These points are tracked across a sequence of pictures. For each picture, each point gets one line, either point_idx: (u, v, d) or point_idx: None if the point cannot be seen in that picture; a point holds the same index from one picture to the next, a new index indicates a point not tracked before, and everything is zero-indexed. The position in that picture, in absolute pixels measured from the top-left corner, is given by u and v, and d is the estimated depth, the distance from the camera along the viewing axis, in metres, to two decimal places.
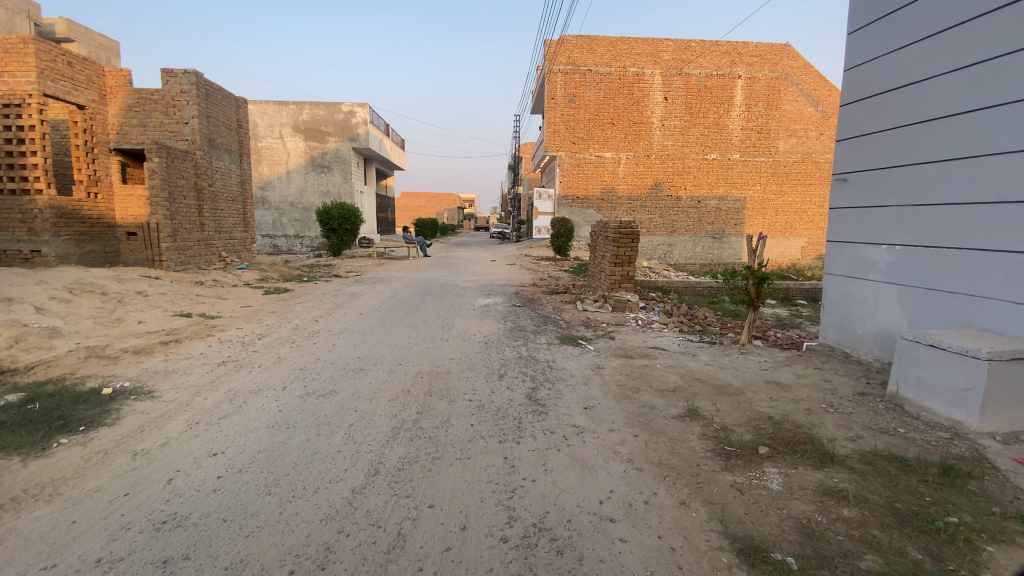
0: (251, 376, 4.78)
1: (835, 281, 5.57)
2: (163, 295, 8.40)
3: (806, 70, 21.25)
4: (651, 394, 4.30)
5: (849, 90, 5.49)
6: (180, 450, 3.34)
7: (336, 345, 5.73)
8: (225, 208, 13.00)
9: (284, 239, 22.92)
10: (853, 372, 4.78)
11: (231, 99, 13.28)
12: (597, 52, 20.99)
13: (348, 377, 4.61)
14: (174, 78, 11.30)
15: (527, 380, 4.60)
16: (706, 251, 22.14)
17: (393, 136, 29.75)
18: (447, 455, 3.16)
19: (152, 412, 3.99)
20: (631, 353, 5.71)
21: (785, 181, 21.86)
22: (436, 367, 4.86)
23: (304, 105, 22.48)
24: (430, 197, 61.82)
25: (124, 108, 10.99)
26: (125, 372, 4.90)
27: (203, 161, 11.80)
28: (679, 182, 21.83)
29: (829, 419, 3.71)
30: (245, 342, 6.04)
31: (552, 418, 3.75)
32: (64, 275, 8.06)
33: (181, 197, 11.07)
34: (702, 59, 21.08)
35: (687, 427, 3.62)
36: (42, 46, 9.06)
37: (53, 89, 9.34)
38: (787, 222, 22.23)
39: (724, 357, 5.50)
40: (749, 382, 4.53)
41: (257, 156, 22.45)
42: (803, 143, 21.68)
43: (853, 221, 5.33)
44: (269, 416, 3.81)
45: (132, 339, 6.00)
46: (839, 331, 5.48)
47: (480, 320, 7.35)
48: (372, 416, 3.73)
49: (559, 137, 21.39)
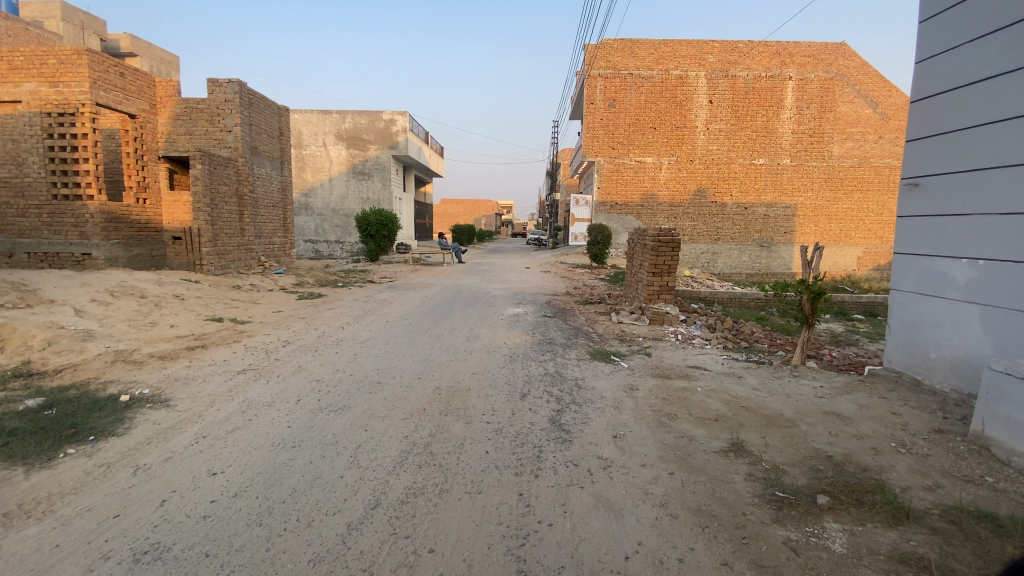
0: (268, 386, 4.64)
1: (903, 298, 4.96)
2: (199, 299, 8.52)
3: (863, 69, 19.98)
4: (690, 423, 3.86)
5: (920, 84, 4.87)
6: (181, 467, 3.18)
7: (358, 356, 5.55)
8: (266, 214, 13.26)
9: (325, 244, 23.40)
10: (926, 404, 4.17)
11: (273, 108, 13.60)
12: (638, 55, 20.45)
13: (364, 391, 4.38)
14: (220, 87, 11.59)
15: (552, 401, 4.25)
16: (753, 260, 21.10)
17: (432, 144, 30.02)
18: (457, 488, 2.85)
19: (164, 422, 3.88)
20: (668, 373, 5.26)
21: (840, 187, 20.58)
22: (456, 383, 4.57)
23: (347, 113, 22.98)
24: (470, 203, 62.45)
25: (172, 117, 11.39)
26: (146, 377, 4.86)
27: (244, 167, 12.02)
28: (725, 188, 20.92)
29: (900, 462, 3.18)
30: (269, 349, 5.96)
31: (576, 448, 3.39)
32: (107, 278, 8.31)
33: (222, 202, 11.31)
34: (750, 61, 20.22)
35: (731, 465, 3.19)
36: (94, 58, 9.48)
37: (105, 99, 9.74)
38: (842, 230, 20.89)
39: (774, 381, 4.98)
40: (804, 412, 4.02)
41: (301, 164, 23.07)
42: (860, 146, 20.37)
43: (927, 231, 4.70)
44: (277, 431, 3.62)
45: (161, 344, 6.02)
46: (908, 356, 4.86)
47: (508, 331, 7.04)
48: (382, 436, 3.48)
49: (598, 142, 20.93)
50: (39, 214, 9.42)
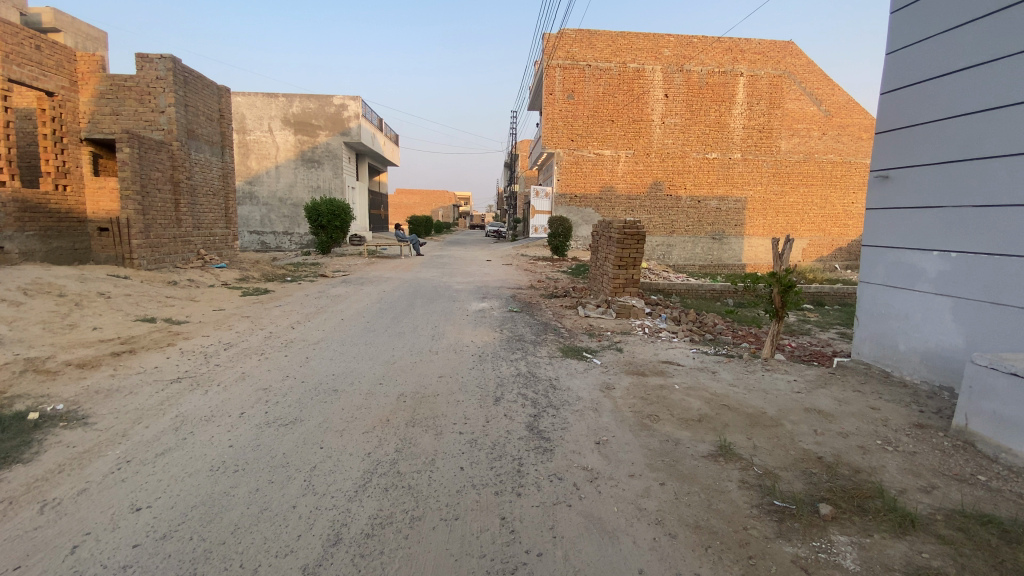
0: (206, 398, 4.09)
1: (872, 290, 4.97)
2: (129, 297, 7.68)
3: (809, 68, 20.68)
4: (673, 424, 3.66)
5: (891, 77, 4.86)
6: (99, 502, 2.65)
7: (311, 359, 5.06)
8: (205, 203, 12.24)
9: (272, 235, 22.15)
10: (899, 397, 4.17)
11: (212, 88, 12.55)
12: (596, 46, 20.37)
13: (317, 401, 3.93)
14: (150, 64, 10.52)
15: (527, 404, 3.95)
16: (706, 252, 21.58)
17: (387, 132, 28.98)
18: (430, 514, 2.51)
19: (80, 445, 3.29)
20: (643, 369, 5.08)
21: (787, 181, 21.30)
22: (423, 389, 4.19)
23: (294, 97, 21.74)
24: (425, 194, 61.42)
25: (96, 95, 10.22)
26: (61, 391, 4.17)
27: (180, 152, 11.01)
28: (679, 181, 21.24)
29: (890, 461, 3.11)
30: (209, 353, 5.35)
31: (559, 458, 3.11)
32: (19, 274, 7.34)
33: (155, 190, 10.30)
34: (704, 56, 20.56)
35: (722, 471, 2.99)
36: (7, 28, 8.34)
37: (19, 74, 8.61)
38: (789, 223, 21.68)
39: (748, 376, 4.88)
40: (785, 409, 3.91)
41: (244, 150, 21.65)
42: (805, 142, 21.09)
43: (896, 224, 4.72)
44: (218, 453, 3.14)
45: (81, 349, 5.28)
46: (878, 348, 4.87)
47: (474, 327, 6.69)
48: (342, 454, 3.08)
49: (557, 133, 20.74)
50: None
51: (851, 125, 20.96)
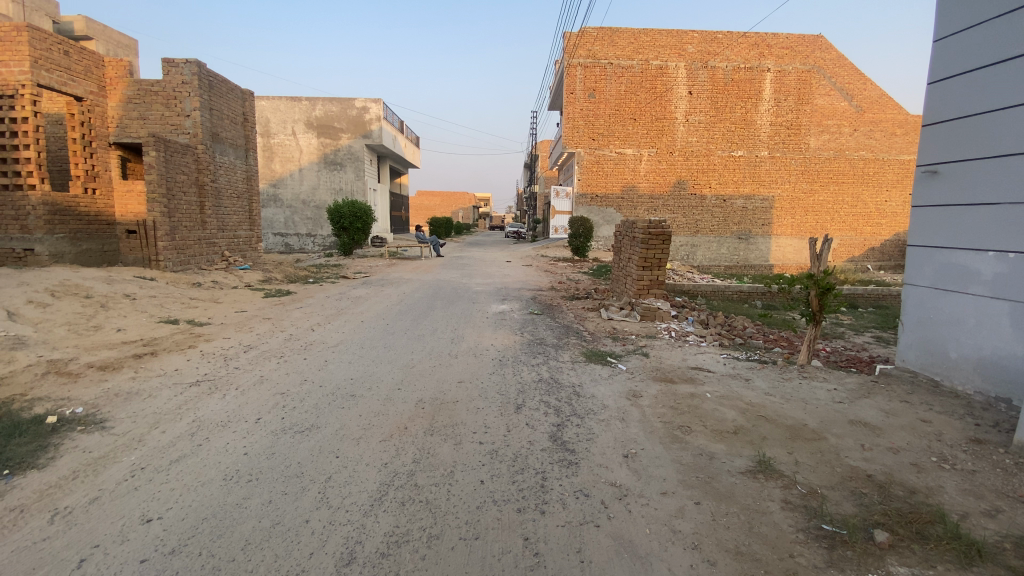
0: (224, 402, 4.02)
1: (918, 293, 4.65)
2: (153, 299, 7.76)
3: (840, 61, 19.99)
4: (706, 437, 3.44)
5: (938, 67, 4.54)
6: (110, 512, 2.57)
7: (329, 363, 4.97)
8: (230, 205, 12.39)
9: (295, 237, 22.44)
10: (951, 408, 3.86)
11: (236, 92, 12.71)
12: (618, 44, 20.07)
13: (334, 407, 3.82)
14: (176, 68, 10.69)
15: (550, 413, 3.77)
16: (731, 252, 21.06)
17: (407, 134, 29.12)
18: (449, 533, 2.36)
19: (96, 450, 3.24)
20: (671, 376, 4.85)
21: (817, 179, 20.62)
22: (442, 395, 4.05)
23: (317, 100, 21.95)
24: (446, 196, 61.69)
25: (124, 100, 10.45)
26: (82, 393, 4.17)
27: (205, 155, 11.15)
28: (704, 180, 20.76)
29: (947, 481, 2.84)
30: (229, 355, 5.31)
31: (585, 473, 2.93)
32: (48, 276, 7.48)
33: (180, 193, 10.44)
34: (729, 52, 20.07)
35: (763, 490, 2.78)
36: (36, 34, 8.55)
37: (48, 80, 8.80)
38: (818, 222, 20.98)
39: (785, 384, 4.61)
40: (828, 421, 3.65)
41: (269, 153, 21.96)
42: (836, 139, 20.38)
43: (946, 222, 4.39)
44: (232, 461, 3.04)
45: (104, 350, 5.31)
46: (924, 355, 4.55)
47: (494, 330, 6.54)
48: (358, 464, 2.95)
49: (578, 132, 20.49)
50: None
51: (885, 121, 20.18)
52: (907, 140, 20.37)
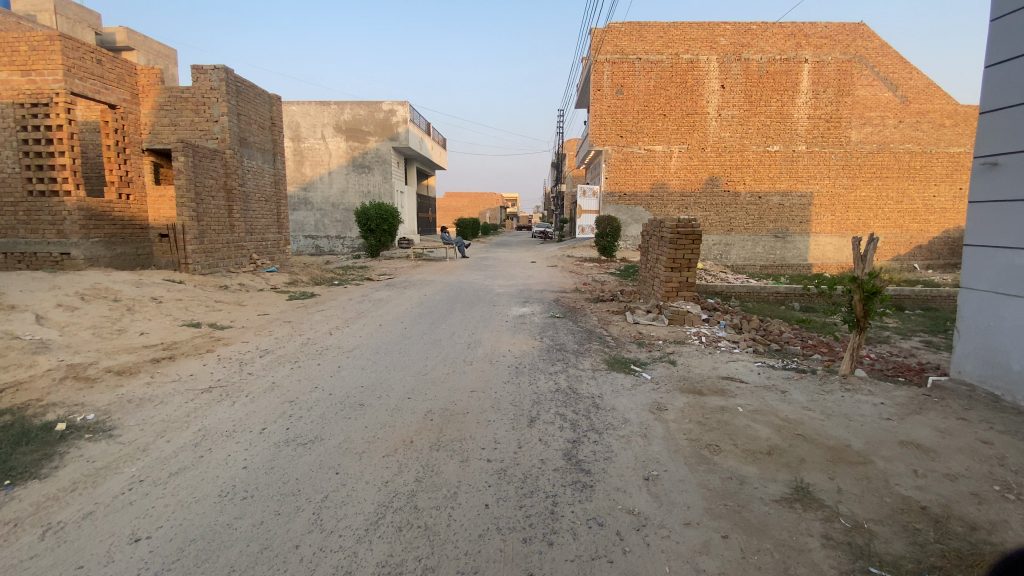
0: (232, 410, 3.94)
1: (976, 298, 4.14)
2: (179, 302, 7.87)
3: (884, 50, 18.96)
4: (736, 458, 3.15)
5: (996, 47, 4.00)
6: (101, 529, 2.48)
7: (341, 369, 4.85)
8: (258, 209, 12.59)
9: (325, 239, 22.78)
10: (1017, 426, 3.42)
11: (264, 97, 12.90)
12: (646, 39, 19.57)
13: (341, 417, 3.68)
14: (205, 75, 10.88)
15: (565, 428, 3.53)
16: (767, 251, 20.25)
17: (435, 136, 29.26)
18: (446, 566, 2.15)
19: (99, 460, 3.19)
20: (699, 387, 4.53)
21: (859, 174, 19.61)
22: (453, 406, 3.86)
23: (345, 104, 22.21)
24: (474, 196, 61.93)
25: (156, 107, 10.75)
26: (96, 399, 4.16)
27: (233, 160, 11.31)
28: (737, 176, 20.02)
29: (1016, 515, 2.47)
30: (244, 360, 5.27)
31: (599, 498, 2.69)
32: (80, 279, 7.67)
33: (209, 197, 10.63)
34: (764, 43, 19.29)
35: (800, 522, 2.48)
36: (69, 44, 8.81)
37: (81, 88, 9.06)
38: (860, 219, 19.95)
39: (825, 397, 4.24)
40: (874, 441, 3.29)
41: (299, 157, 22.36)
42: (879, 131, 19.33)
43: (1009, 220, 3.86)
44: (230, 475, 2.93)
45: (124, 355, 5.34)
46: (983, 365, 4.08)
47: (513, 335, 6.34)
48: (357, 481, 2.79)
49: (605, 130, 20.08)
50: (14, 212, 8.84)
51: (932, 111, 19.05)
52: (957, 131, 19.15)
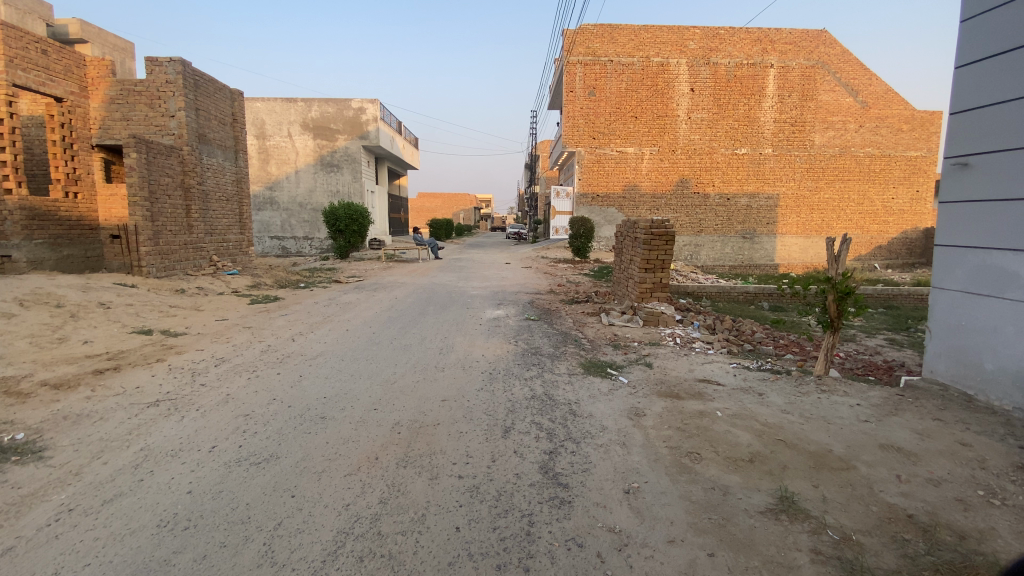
0: (181, 425, 3.62)
1: (948, 298, 4.15)
2: (130, 307, 7.38)
3: (845, 57, 19.55)
4: (719, 466, 3.03)
5: (968, 47, 4.00)
6: (17, 570, 2.18)
7: (304, 379, 4.56)
8: (218, 208, 12.03)
9: (292, 240, 22.09)
10: (992, 427, 3.41)
11: (224, 91, 12.35)
12: (618, 41, 19.68)
13: (300, 432, 3.42)
14: (159, 67, 10.31)
15: (541, 438, 3.35)
16: (735, 252, 20.62)
17: (406, 135, 28.84)
18: None
19: (25, 486, 2.85)
20: (677, 391, 4.42)
21: (822, 176, 20.15)
22: (422, 416, 3.65)
23: (313, 102, 21.59)
24: (447, 197, 61.47)
25: (106, 101, 10.12)
26: (27, 417, 3.77)
27: (191, 157, 10.76)
28: (707, 178, 20.32)
29: (1002, 522, 2.42)
30: (198, 370, 4.92)
31: (578, 515, 2.52)
32: (20, 284, 7.12)
33: (164, 196, 10.07)
34: (732, 48, 19.64)
35: (787, 536, 2.37)
36: (10, 32, 8.21)
37: (25, 79, 8.46)
38: (824, 220, 20.50)
39: (802, 399, 4.20)
40: (854, 445, 3.23)
41: (264, 155, 21.63)
42: (841, 135, 19.92)
43: (980, 220, 3.88)
44: (172, 501, 2.64)
45: (63, 366, 4.90)
46: (955, 365, 4.09)
47: (486, 339, 6.15)
48: (315, 505, 2.55)
49: (578, 132, 20.09)
50: None
51: (890, 116, 19.74)
52: (914, 136, 19.89)
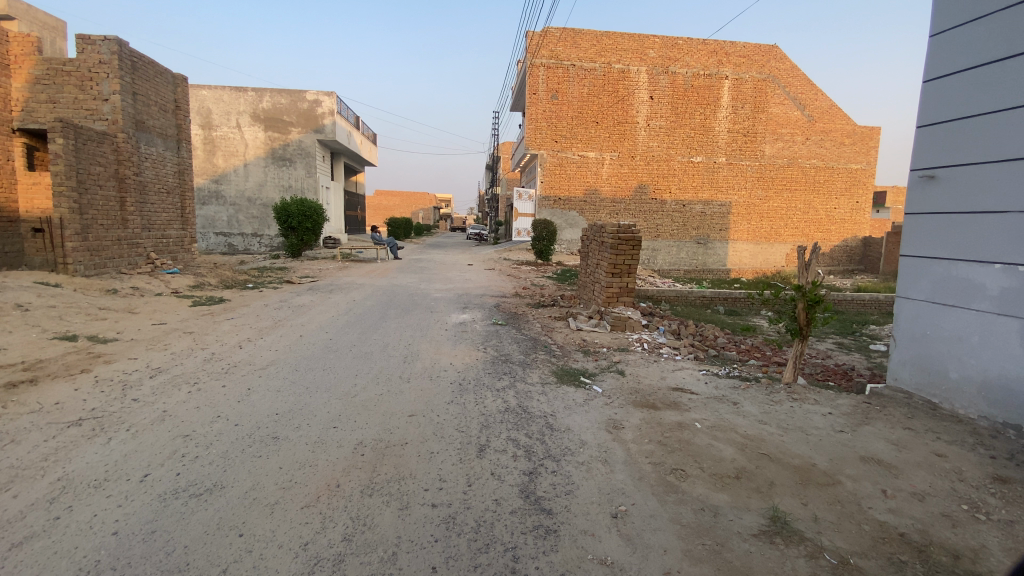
0: (106, 449, 3.16)
1: (913, 307, 4.23)
2: (52, 309, 6.62)
3: (793, 72, 20.43)
4: (706, 484, 2.90)
5: (936, 62, 4.09)
6: None
7: (253, 392, 4.14)
8: (158, 201, 11.15)
9: (240, 237, 20.91)
10: (962, 436, 3.46)
11: (166, 76, 11.47)
12: (581, 46, 19.78)
13: (249, 456, 3.04)
14: (92, 46, 9.39)
15: (518, 457, 3.13)
16: (690, 257, 21.15)
17: (364, 131, 27.97)
18: None
19: None
20: (652, 401, 4.30)
21: (772, 186, 20.98)
22: (387, 435, 3.35)
23: (265, 92, 20.55)
24: (406, 196, 60.41)
25: (30, 81, 9.14)
26: None
27: (126, 145, 9.89)
28: (664, 185, 20.74)
29: (991, 539, 2.39)
30: (129, 382, 4.39)
31: (566, 546, 2.31)
32: None
33: (95, 186, 9.20)
34: (689, 58, 20.12)
35: (785, 562, 2.25)
36: None
37: None
38: (773, 228, 21.36)
39: (775, 408, 4.17)
40: (837, 458, 3.18)
41: (210, 147, 20.38)
42: (789, 147, 20.80)
43: (945, 231, 3.97)
44: (93, 546, 2.23)
45: None
46: (920, 373, 4.17)
47: (453, 345, 5.87)
48: (267, 546, 2.22)
49: (540, 134, 20.03)
50: None
51: (834, 130, 20.78)
52: (855, 150, 21.03)
